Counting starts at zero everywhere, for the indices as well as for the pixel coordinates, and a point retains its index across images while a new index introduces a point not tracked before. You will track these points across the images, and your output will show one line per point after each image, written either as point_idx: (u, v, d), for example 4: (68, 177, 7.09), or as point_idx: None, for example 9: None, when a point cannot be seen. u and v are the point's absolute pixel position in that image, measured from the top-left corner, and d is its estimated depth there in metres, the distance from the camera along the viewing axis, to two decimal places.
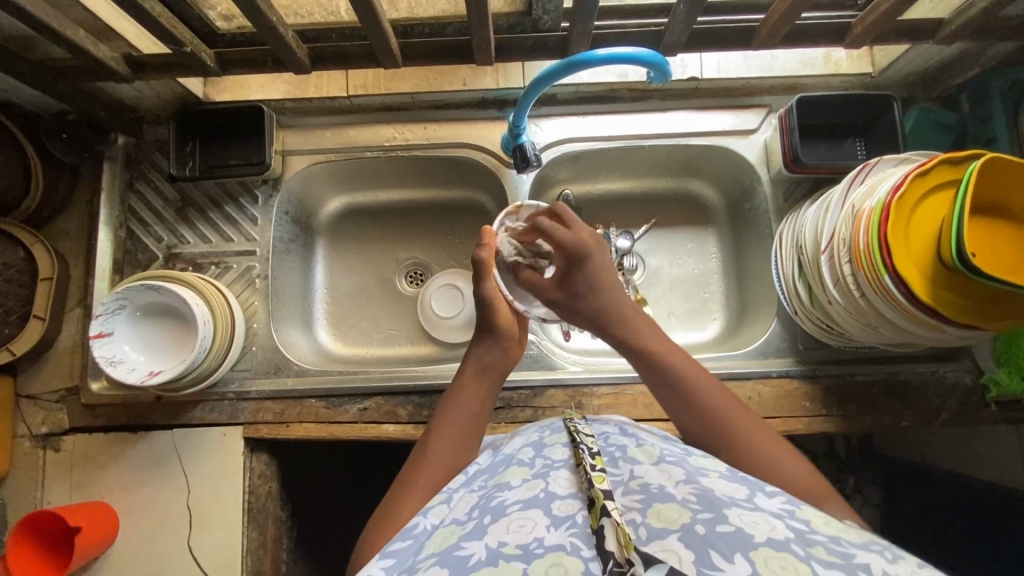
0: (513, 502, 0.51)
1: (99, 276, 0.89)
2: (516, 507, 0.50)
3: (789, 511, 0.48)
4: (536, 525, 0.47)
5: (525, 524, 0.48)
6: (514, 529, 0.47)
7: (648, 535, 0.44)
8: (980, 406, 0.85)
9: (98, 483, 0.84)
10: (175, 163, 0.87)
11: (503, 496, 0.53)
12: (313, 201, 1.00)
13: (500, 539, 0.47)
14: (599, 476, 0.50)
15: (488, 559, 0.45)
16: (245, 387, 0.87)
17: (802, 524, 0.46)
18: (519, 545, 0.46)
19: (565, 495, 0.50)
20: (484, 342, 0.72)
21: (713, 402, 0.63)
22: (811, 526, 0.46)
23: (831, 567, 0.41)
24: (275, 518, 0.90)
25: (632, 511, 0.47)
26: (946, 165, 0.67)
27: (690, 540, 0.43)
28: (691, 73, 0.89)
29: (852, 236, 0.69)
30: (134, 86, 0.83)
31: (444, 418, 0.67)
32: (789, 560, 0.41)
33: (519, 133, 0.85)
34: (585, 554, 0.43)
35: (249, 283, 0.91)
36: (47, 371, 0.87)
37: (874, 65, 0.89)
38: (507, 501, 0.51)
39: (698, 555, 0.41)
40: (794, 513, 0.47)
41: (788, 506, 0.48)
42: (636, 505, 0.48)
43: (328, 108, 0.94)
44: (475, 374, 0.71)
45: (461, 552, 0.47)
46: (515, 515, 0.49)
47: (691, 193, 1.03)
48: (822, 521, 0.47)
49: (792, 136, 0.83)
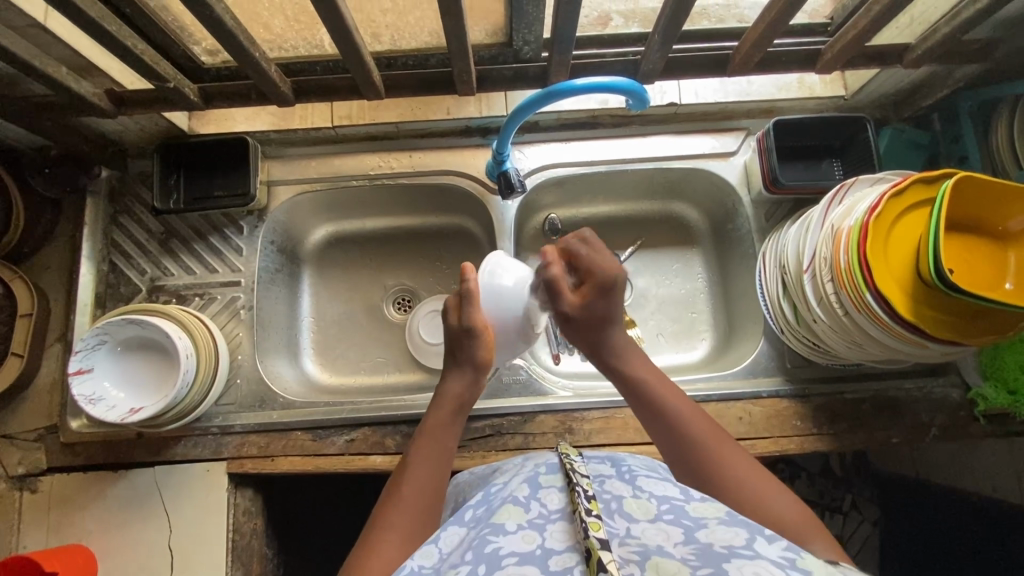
0: (509, 553, 0.50)
1: (80, 311, 0.87)
2: (511, 561, 0.49)
3: (790, 557, 0.47)
4: None
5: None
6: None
7: None
8: (969, 420, 0.85)
9: (77, 525, 0.82)
10: (159, 196, 0.87)
11: (498, 541, 0.51)
12: (300, 229, 1.00)
13: None
14: (595, 524, 0.49)
15: None
16: (229, 421, 0.85)
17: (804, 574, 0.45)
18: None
19: (561, 550, 0.50)
20: (451, 375, 0.73)
21: (736, 472, 0.62)
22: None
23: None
24: (260, 556, 0.87)
25: (629, 565, 0.47)
26: (920, 184, 0.69)
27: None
28: (670, 99, 0.91)
29: (832, 256, 0.70)
30: (119, 121, 0.83)
31: (421, 452, 0.67)
32: None
33: (502, 160, 0.85)
34: None
35: (234, 314, 0.90)
36: (25, 409, 0.85)
37: (846, 89, 0.92)
38: (502, 550, 0.50)
39: None
40: (794, 563, 0.46)
41: (789, 555, 0.47)
42: (632, 558, 0.47)
43: (314, 139, 0.95)
44: (451, 410, 0.71)
45: None
46: (510, 570, 0.48)
47: (674, 215, 1.05)
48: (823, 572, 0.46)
49: (770, 158, 0.85)
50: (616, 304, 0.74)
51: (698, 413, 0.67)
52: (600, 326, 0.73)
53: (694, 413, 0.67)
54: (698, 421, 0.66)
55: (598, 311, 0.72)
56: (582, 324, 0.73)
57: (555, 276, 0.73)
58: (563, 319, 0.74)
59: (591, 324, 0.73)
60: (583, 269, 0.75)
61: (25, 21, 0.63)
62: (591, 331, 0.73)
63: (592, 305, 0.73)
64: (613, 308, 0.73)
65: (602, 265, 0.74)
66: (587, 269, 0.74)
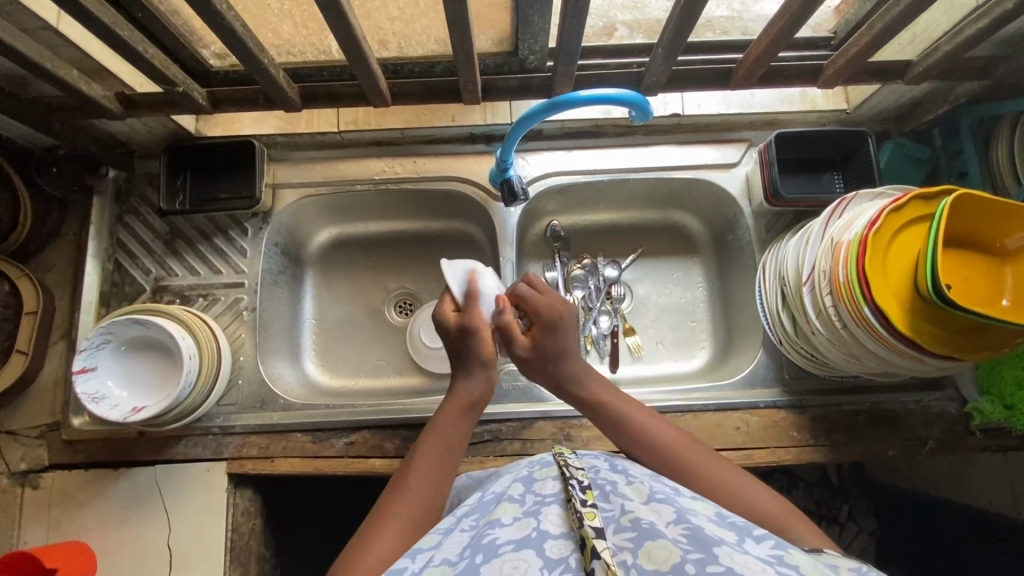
0: (506, 542, 0.51)
1: (84, 310, 0.88)
2: (508, 548, 0.50)
3: (777, 555, 0.47)
4: (529, 567, 0.48)
5: (518, 565, 0.48)
6: (508, 570, 0.48)
7: None
8: (965, 434, 0.86)
9: (77, 522, 0.82)
10: (165, 197, 0.88)
11: (495, 534, 0.52)
12: (304, 231, 1.00)
13: None
14: (590, 514, 0.51)
15: None
16: (229, 422, 0.86)
17: (791, 566, 0.45)
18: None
19: (557, 535, 0.51)
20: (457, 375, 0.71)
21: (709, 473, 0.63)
22: (801, 569, 0.45)
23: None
24: (258, 557, 0.88)
25: (623, 552, 0.48)
26: (919, 201, 0.69)
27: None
28: (673, 110, 0.92)
29: (832, 269, 0.71)
30: (127, 122, 0.84)
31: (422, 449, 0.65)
32: None
33: (506, 167, 0.86)
34: None
35: (237, 316, 0.91)
36: (29, 405, 0.86)
37: (848, 103, 0.92)
38: (499, 540, 0.51)
39: None
40: (782, 558, 0.46)
41: (777, 552, 0.47)
42: (627, 545, 0.49)
43: (320, 143, 0.96)
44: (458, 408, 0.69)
45: None
46: (508, 557, 0.49)
47: (675, 224, 1.05)
48: (812, 564, 0.46)
49: (771, 170, 0.86)
50: (567, 338, 0.72)
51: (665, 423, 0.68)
52: (554, 363, 0.71)
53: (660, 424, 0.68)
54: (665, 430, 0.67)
55: (550, 349, 0.71)
56: (536, 364, 0.72)
57: (506, 321, 0.72)
58: (524, 360, 0.73)
59: (547, 365, 0.71)
60: (529, 309, 0.74)
61: (37, 23, 0.64)
62: (550, 368, 0.71)
63: (541, 343, 0.71)
64: (567, 353, 0.71)
65: (546, 306, 0.72)
66: (533, 310, 0.73)
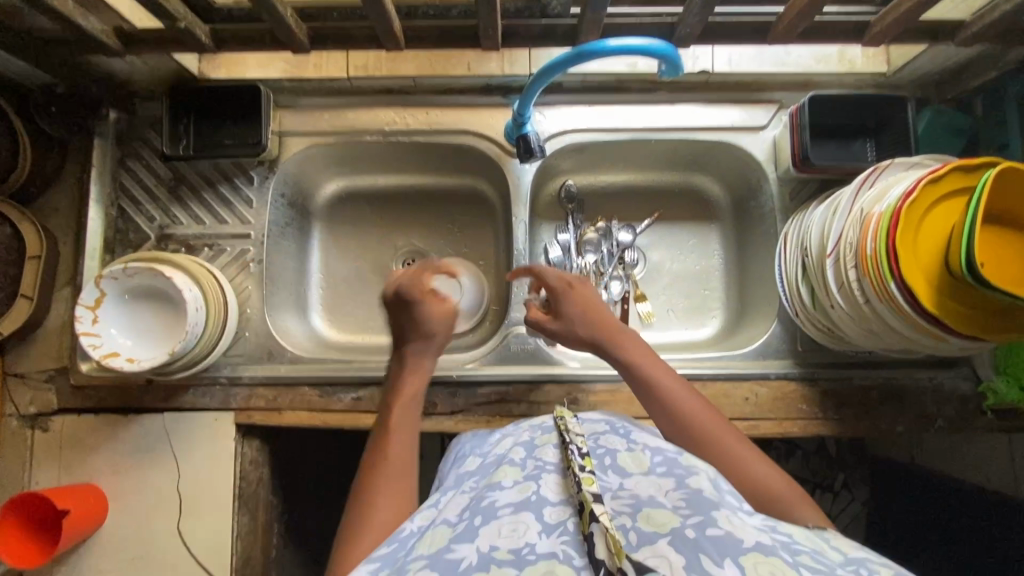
0: (505, 504, 0.50)
1: (89, 255, 0.87)
2: (506, 510, 0.49)
3: (771, 526, 0.48)
4: (528, 529, 0.47)
5: (517, 527, 0.47)
6: (507, 531, 0.47)
7: (638, 540, 0.45)
8: (976, 413, 0.85)
9: (87, 465, 0.84)
10: (168, 140, 0.85)
11: (495, 497, 0.51)
12: (311, 183, 0.98)
13: (492, 544, 0.46)
14: (588, 478, 0.49)
15: (479, 564, 0.44)
16: (237, 372, 0.86)
17: (785, 535, 0.47)
18: (511, 549, 0.45)
19: (556, 502, 0.50)
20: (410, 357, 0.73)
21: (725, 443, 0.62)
22: (794, 537, 0.47)
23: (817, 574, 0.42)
24: (266, 504, 0.90)
25: (621, 516, 0.47)
26: (958, 171, 0.66)
27: (680, 544, 0.43)
28: (702, 65, 0.87)
29: (858, 242, 0.68)
30: (126, 60, 0.80)
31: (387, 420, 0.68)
32: (777, 564, 0.41)
33: (523, 122, 0.82)
34: (577, 563, 0.43)
35: (243, 267, 0.89)
36: (37, 349, 0.86)
37: (889, 64, 0.87)
38: (498, 503, 0.50)
39: (690, 560, 0.42)
40: (777, 528, 0.48)
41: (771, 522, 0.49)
42: (625, 510, 0.48)
43: (328, 89, 0.91)
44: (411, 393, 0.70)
45: (452, 555, 0.45)
46: (506, 519, 0.48)
47: (695, 188, 1.02)
48: (801, 535, 0.48)
49: (803, 135, 0.82)
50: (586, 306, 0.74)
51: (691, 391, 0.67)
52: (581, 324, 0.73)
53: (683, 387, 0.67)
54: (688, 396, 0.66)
55: (575, 313, 0.74)
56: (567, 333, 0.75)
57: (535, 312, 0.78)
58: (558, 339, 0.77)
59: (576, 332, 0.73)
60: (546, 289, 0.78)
61: None
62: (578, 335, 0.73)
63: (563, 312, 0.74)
64: (587, 314, 0.73)
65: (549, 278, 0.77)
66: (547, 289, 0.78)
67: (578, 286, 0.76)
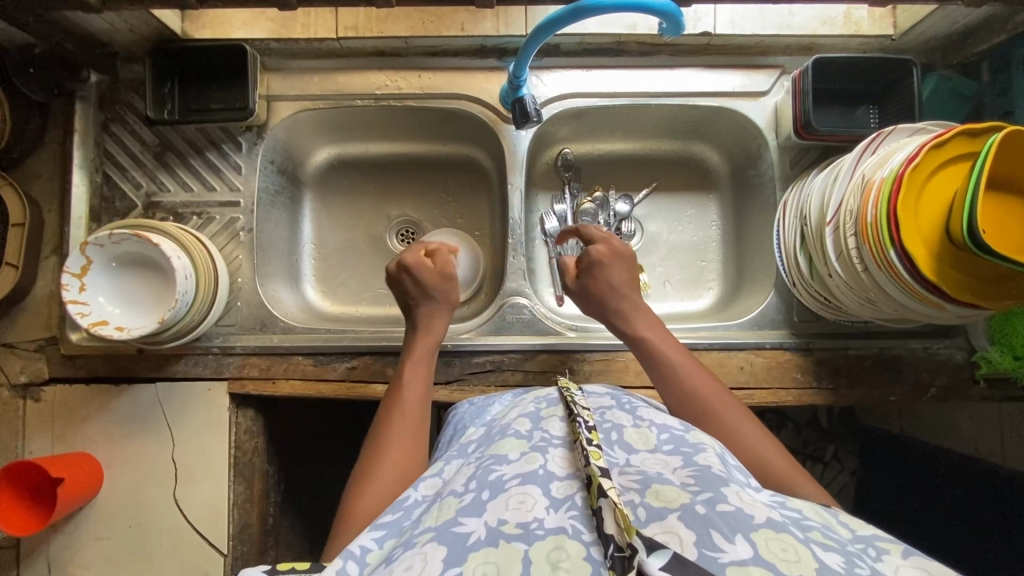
0: (512, 476, 0.50)
1: (74, 223, 0.85)
2: (513, 482, 0.49)
3: (778, 502, 0.48)
4: (535, 503, 0.46)
5: (525, 499, 0.47)
6: (514, 503, 0.47)
7: (648, 516, 0.44)
8: (968, 382, 0.85)
9: (81, 435, 0.83)
10: (152, 105, 0.82)
11: (502, 470, 0.51)
12: (302, 149, 0.95)
13: (500, 517, 0.46)
14: (596, 452, 0.49)
15: (488, 538, 0.44)
16: (229, 342, 0.85)
17: (794, 511, 0.47)
18: (519, 522, 0.45)
19: (563, 476, 0.50)
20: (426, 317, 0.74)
21: (729, 417, 0.61)
22: (804, 513, 0.47)
23: (829, 550, 0.41)
24: (261, 473, 0.90)
25: (630, 492, 0.47)
26: (964, 136, 0.64)
27: (690, 519, 0.43)
28: (704, 27, 0.84)
29: (860, 209, 0.67)
30: (105, 17, 0.77)
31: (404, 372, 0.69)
32: (789, 543, 0.41)
33: (518, 85, 0.80)
34: (586, 539, 0.43)
35: (233, 236, 0.87)
36: (24, 319, 0.85)
37: (896, 27, 0.84)
38: (505, 475, 0.50)
39: (700, 536, 0.41)
40: (785, 504, 0.48)
41: (778, 498, 0.49)
42: (633, 486, 0.48)
43: (317, 51, 0.88)
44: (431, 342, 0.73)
45: (460, 528, 0.45)
46: (513, 491, 0.48)
47: (694, 157, 1.00)
48: (812, 509, 0.48)
49: (805, 101, 0.79)
50: (611, 270, 0.75)
51: (699, 368, 0.66)
52: (602, 290, 0.74)
53: (691, 363, 0.67)
54: (696, 370, 0.66)
55: (599, 278, 0.75)
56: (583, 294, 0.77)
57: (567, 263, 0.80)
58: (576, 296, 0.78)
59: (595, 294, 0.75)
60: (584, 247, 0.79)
61: None
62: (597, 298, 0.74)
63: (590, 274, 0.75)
64: (611, 280, 0.74)
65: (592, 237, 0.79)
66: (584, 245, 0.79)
67: (611, 249, 0.76)
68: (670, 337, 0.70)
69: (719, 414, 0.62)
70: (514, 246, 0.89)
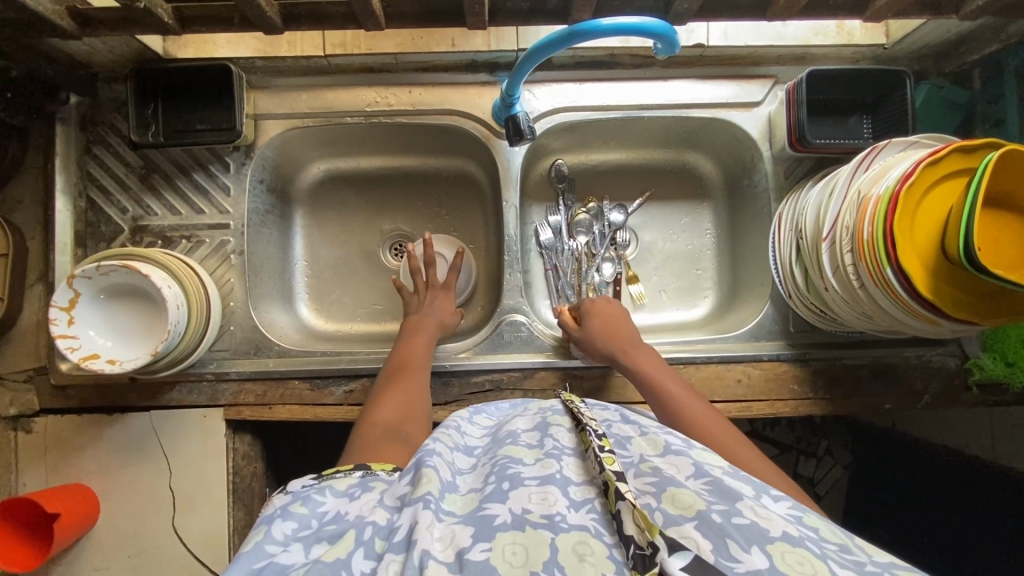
0: (530, 476, 0.49)
1: (60, 250, 0.83)
2: (532, 482, 0.48)
3: (794, 514, 0.46)
4: (557, 500, 0.46)
5: (546, 497, 0.46)
6: (536, 501, 0.46)
7: (665, 521, 0.44)
8: (962, 388, 0.86)
9: (75, 465, 0.82)
10: (136, 128, 0.80)
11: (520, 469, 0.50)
12: (292, 166, 0.93)
13: (525, 506, 0.46)
14: (609, 458, 0.48)
15: (513, 522, 0.44)
16: (224, 368, 0.84)
17: (811, 529, 0.44)
18: (544, 514, 0.45)
19: (579, 482, 0.49)
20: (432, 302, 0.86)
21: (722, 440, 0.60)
22: (820, 532, 0.44)
23: (846, 568, 0.40)
24: (260, 496, 0.89)
25: (646, 496, 0.47)
26: (959, 153, 0.65)
27: (706, 528, 0.42)
28: (697, 39, 0.83)
29: (856, 225, 0.67)
30: (84, 41, 0.75)
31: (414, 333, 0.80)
32: (806, 556, 0.40)
33: (511, 102, 0.78)
34: (609, 540, 0.43)
35: (224, 259, 0.86)
36: (12, 350, 0.83)
37: (888, 36, 0.84)
38: (523, 474, 0.49)
39: (716, 544, 0.41)
40: (802, 519, 0.46)
41: (795, 512, 0.46)
42: (649, 490, 0.47)
43: (304, 68, 0.86)
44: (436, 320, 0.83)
45: (485, 511, 0.45)
46: (534, 489, 0.47)
47: (688, 166, 1.00)
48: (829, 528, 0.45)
49: (799, 111, 0.79)
50: (610, 319, 0.80)
51: (697, 398, 0.67)
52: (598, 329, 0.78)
53: (689, 394, 0.67)
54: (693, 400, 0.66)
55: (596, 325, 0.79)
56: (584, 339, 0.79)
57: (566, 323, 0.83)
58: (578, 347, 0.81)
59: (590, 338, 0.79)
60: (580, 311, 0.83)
61: None
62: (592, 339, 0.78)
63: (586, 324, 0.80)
64: (605, 325, 0.79)
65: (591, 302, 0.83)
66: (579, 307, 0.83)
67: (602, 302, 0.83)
68: (669, 371, 0.72)
69: (711, 435, 0.61)
70: (510, 263, 0.87)
